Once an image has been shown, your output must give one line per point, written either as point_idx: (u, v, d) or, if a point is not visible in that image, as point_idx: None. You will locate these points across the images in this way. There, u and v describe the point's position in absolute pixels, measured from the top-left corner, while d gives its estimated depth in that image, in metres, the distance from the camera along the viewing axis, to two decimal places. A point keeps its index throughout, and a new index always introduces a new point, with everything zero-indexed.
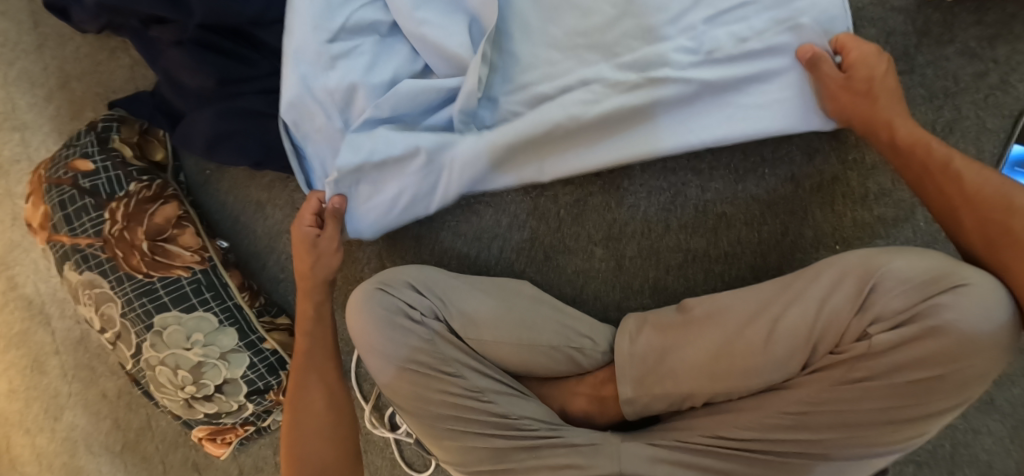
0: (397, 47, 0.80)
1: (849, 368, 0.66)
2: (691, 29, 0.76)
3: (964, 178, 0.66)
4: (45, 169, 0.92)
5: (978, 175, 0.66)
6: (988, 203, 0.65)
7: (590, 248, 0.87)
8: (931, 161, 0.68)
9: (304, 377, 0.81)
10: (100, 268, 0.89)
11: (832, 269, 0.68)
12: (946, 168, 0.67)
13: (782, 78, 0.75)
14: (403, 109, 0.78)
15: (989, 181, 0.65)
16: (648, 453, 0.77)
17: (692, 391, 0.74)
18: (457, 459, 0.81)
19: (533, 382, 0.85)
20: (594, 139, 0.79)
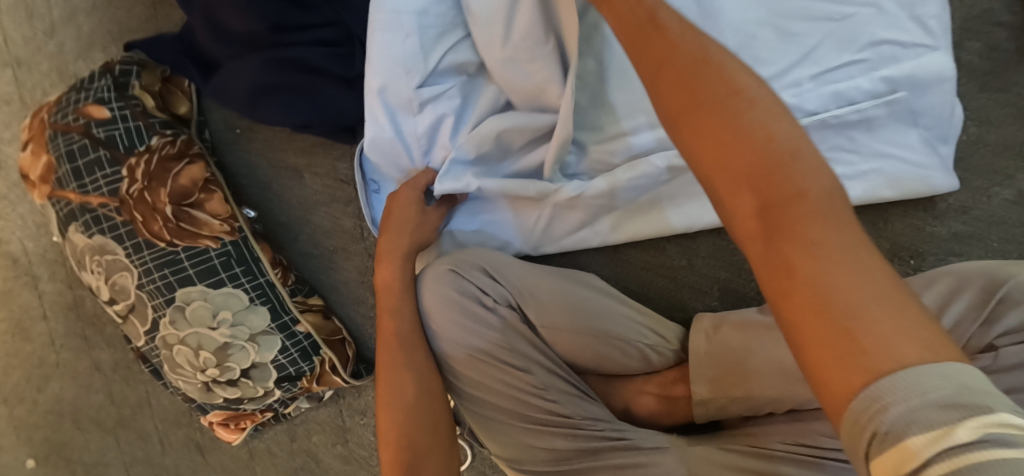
0: (484, 87, 0.76)
1: None
2: (796, 84, 0.77)
3: (667, 84, 0.41)
4: (49, 112, 0.80)
5: (665, 73, 0.41)
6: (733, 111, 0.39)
7: (661, 244, 0.84)
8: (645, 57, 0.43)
9: (393, 353, 0.73)
10: (115, 232, 0.79)
11: (949, 277, 0.63)
12: (669, 83, 0.41)
13: (875, 151, 0.78)
14: (487, 151, 0.75)
15: (682, 90, 0.40)
16: (719, 460, 0.74)
17: (776, 397, 0.74)
18: (512, 458, 0.77)
19: (594, 378, 0.83)
20: (683, 195, 0.78)
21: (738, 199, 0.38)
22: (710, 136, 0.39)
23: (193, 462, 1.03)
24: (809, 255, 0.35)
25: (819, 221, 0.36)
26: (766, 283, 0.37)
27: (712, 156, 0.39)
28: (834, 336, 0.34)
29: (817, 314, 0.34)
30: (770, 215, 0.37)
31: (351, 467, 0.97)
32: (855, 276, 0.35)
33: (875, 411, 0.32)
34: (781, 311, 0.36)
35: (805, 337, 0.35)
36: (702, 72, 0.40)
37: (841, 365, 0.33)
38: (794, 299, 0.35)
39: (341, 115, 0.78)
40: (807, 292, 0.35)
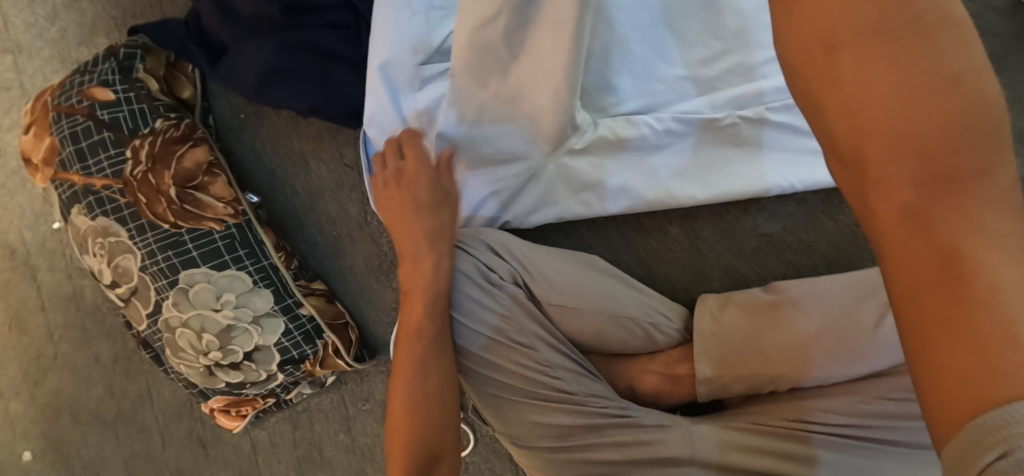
0: None
1: None
2: None
3: (839, 38, 0.43)
4: (52, 95, 0.80)
5: (839, 27, 0.43)
6: (927, 119, 0.41)
7: (665, 227, 0.84)
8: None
9: (418, 347, 0.71)
10: (118, 214, 0.79)
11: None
12: (844, 38, 0.43)
13: None
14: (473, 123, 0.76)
15: (847, 41, 0.43)
16: (722, 436, 0.75)
17: (781, 374, 0.74)
18: (516, 434, 0.78)
19: (598, 358, 0.83)
20: (679, 173, 0.80)
21: (898, 189, 0.41)
22: (885, 119, 0.42)
23: (193, 454, 1.01)
24: (974, 255, 0.38)
25: (994, 223, 0.39)
26: (908, 278, 0.40)
27: (884, 137, 0.42)
28: (965, 340, 0.38)
29: (960, 317, 0.38)
30: (933, 204, 0.40)
31: (355, 456, 0.96)
32: (1017, 281, 0.37)
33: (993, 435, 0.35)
34: (922, 304, 0.40)
35: (931, 336, 0.39)
36: (898, 36, 0.41)
37: (970, 375, 0.37)
38: (932, 293, 0.39)
39: (349, 100, 0.79)
40: (951, 292, 0.39)
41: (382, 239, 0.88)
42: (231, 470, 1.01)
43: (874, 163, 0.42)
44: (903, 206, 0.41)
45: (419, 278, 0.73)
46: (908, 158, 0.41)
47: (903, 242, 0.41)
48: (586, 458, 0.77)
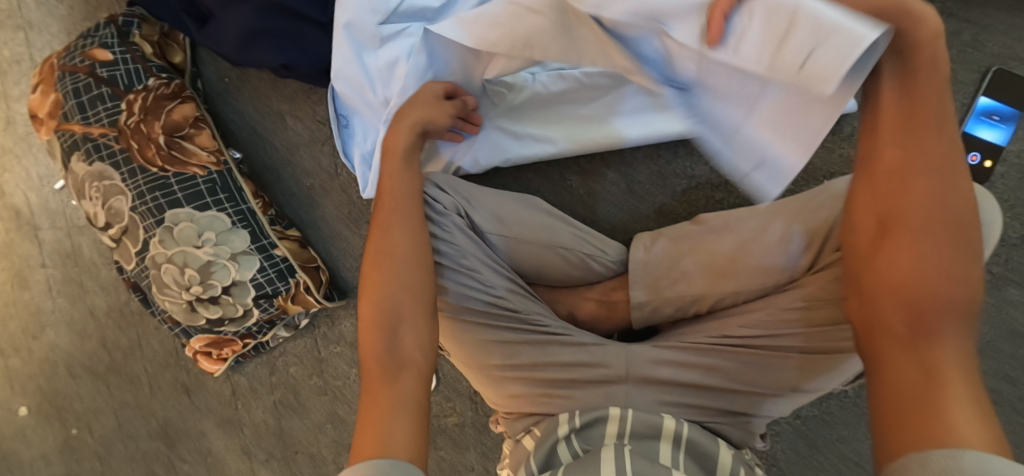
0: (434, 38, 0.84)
1: None
2: None
3: (903, 213, 0.56)
4: (59, 58, 0.92)
5: (894, 200, 0.57)
6: (921, 276, 0.54)
7: (602, 171, 0.93)
8: (879, 171, 0.58)
9: (389, 219, 0.75)
10: (113, 159, 0.90)
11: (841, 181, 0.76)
12: (902, 211, 0.56)
13: None
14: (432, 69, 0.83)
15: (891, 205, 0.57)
16: (653, 356, 0.82)
17: (703, 293, 0.82)
18: (463, 353, 0.85)
19: (542, 289, 0.91)
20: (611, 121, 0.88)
21: (891, 323, 0.55)
22: (909, 272, 0.54)
23: (179, 402, 1.09)
24: (941, 382, 0.50)
25: (956, 357, 0.51)
26: (891, 377, 0.53)
27: (898, 284, 0.55)
28: (923, 420, 0.48)
29: (921, 409, 0.49)
30: (919, 342, 0.53)
31: (327, 398, 1.04)
32: (958, 400, 0.48)
33: (935, 459, 0.45)
34: (894, 395, 0.52)
35: (894, 417, 0.51)
36: (949, 225, 0.54)
37: (928, 424, 0.47)
38: (906, 392, 0.51)
39: (318, 58, 0.88)
40: (921, 394, 0.50)
41: (351, 189, 0.96)
42: (214, 416, 1.08)
43: (881, 300, 0.56)
44: (897, 333, 0.54)
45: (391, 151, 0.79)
46: (903, 304, 0.54)
47: (898, 362, 0.53)
48: (533, 377, 0.83)
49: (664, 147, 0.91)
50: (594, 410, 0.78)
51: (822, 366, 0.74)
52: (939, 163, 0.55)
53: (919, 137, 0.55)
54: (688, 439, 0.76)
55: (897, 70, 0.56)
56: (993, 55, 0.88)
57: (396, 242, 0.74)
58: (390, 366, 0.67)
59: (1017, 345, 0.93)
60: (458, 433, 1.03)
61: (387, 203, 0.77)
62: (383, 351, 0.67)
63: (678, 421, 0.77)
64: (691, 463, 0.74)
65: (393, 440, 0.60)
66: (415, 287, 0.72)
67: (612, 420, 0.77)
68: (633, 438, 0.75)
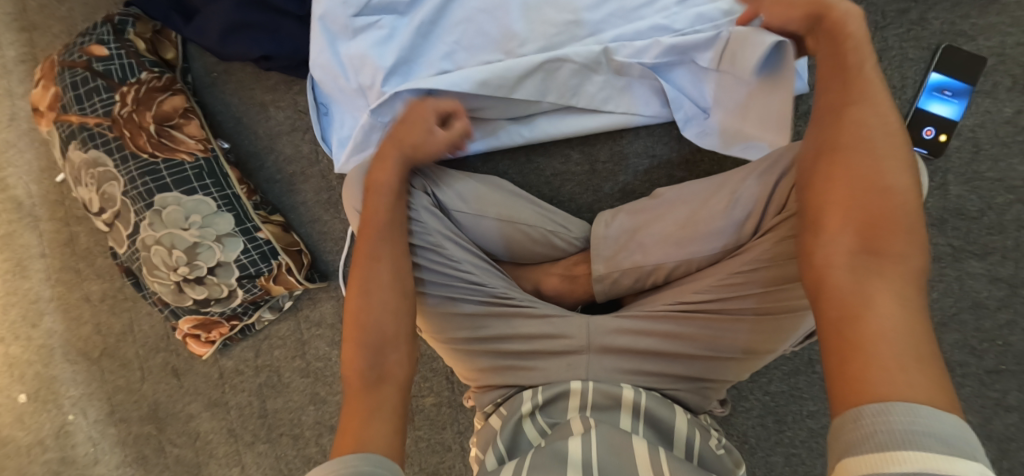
0: (403, 30, 0.90)
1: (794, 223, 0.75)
2: (665, 10, 0.87)
3: (845, 147, 0.62)
4: (59, 54, 0.98)
5: (841, 134, 0.63)
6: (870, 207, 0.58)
7: (567, 152, 0.97)
8: (827, 112, 0.66)
9: (375, 248, 0.79)
10: (107, 146, 0.95)
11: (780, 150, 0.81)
12: (851, 136, 0.63)
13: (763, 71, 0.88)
14: (403, 59, 0.89)
15: (843, 141, 0.63)
16: (613, 325, 0.84)
17: (658, 262, 0.85)
18: (431, 327, 0.88)
19: (509, 266, 0.95)
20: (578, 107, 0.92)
21: (840, 250, 0.58)
22: (851, 199, 0.60)
23: (170, 385, 1.13)
24: (882, 305, 0.53)
25: (897, 286, 0.54)
26: (834, 301, 0.56)
27: (844, 212, 0.60)
28: (863, 354, 0.51)
29: (860, 346, 0.51)
30: (864, 266, 0.56)
31: (309, 379, 1.07)
32: (896, 331, 0.51)
33: (866, 417, 0.47)
34: (838, 326, 0.54)
35: (838, 340, 0.53)
36: (892, 163, 0.60)
37: (858, 377, 0.50)
38: (854, 320, 0.53)
39: (297, 49, 0.94)
40: (864, 318, 0.53)
41: (330, 174, 1.01)
42: (202, 398, 1.12)
43: (829, 226, 0.60)
44: (840, 257, 0.58)
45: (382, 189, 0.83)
46: (850, 226, 0.58)
47: (846, 285, 0.56)
48: (499, 349, 0.86)
49: (626, 130, 0.96)
50: (558, 386, 0.81)
51: (767, 326, 0.77)
52: (881, 113, 0.63)
53: (859, 89, 0.65)
54: (646, 409, 0.78)
55: (837, 35, 0.68)
56: (940, 32, 0.92)
57: (379, 270, 0.78)
58: (372, 377, 0.71)
59: (979, 317, 0.95)
60: (435, 413, 1.05)
61: (368, 236, 0.81)
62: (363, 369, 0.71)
63: (636, 391, 0.79)
64: (652, 432, 0.77)
65: (373, 439, 0.64)
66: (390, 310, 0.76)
67: (574, 393, 0.80)
68: (591, 409, 0.79)
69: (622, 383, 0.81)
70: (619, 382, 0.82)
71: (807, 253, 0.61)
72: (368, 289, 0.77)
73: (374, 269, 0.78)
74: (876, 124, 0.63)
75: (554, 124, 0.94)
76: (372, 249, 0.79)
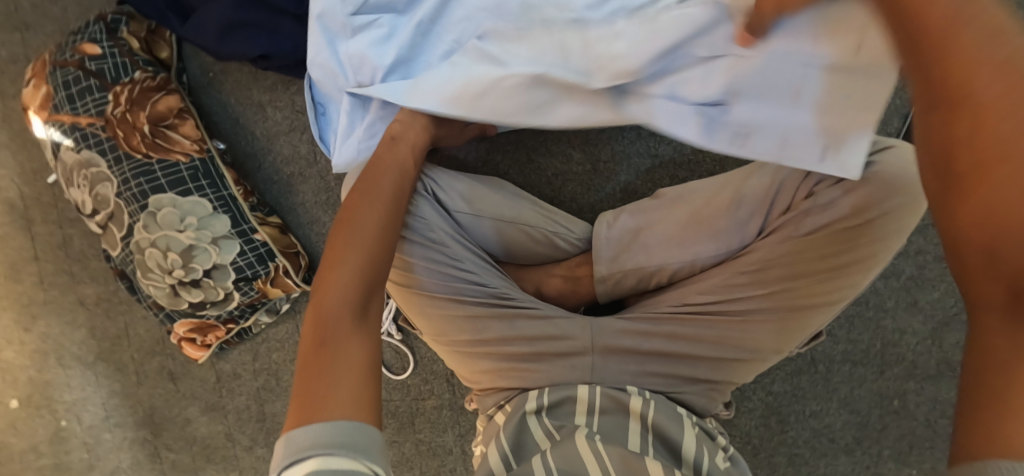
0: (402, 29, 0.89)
1: (797, 224, 0.77)
2: None
3: (991, 154, 0.43)
4: (50, 54, 0.96)
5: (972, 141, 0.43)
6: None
7: (568, 151, 0.96)
8: (939, 101, 0.44)
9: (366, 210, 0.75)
10: (100, 147, 0.94)
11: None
12: (986, 142, 0.43)
13: None
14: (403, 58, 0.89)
15: (981, 149, 0.43)
16: (618, 327, 0.84)
17: (662, 263, 0.84)
18: (433, 330, 0.87)
19: (511, 266, 0.94)
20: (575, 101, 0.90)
21: (990, 286, 0.43)
22: (1005, 224, 0.42)
23: (166, 389, 1.12)
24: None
25: None
26: (985, 353, 0.43)
27: (987, 238, 0.43)
28: (998, 404, 0.41)
29: (996, 401, 0.41)
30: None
31: None
32: None
33: (993, 470, 0.39)
34: (980, 376, 0.43)
35: (981, 397, 0.42)
36: None
37: (996, 426, 0.41)
38: (998, 370, 0.42)
39: (295, 48, 0.93)
40: (1006, 376, 0.42)
41: (329, 175, 1.00)
42: (199, 403, 1.11)
43: (977, 263, 0.44)
44: (998, 303, 0.43)
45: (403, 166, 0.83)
46: (1006, 261, 0.42)
47: (1000, 339, 0.43)
48: (501, 351, 0.85)
49: (627, 129, 0.95)
50: (563, 390, 0.81)
51: (776, 326, 0.78)
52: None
53: (986, 69, 0.43)
54: (653, 420, 0.77)
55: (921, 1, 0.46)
56: None
57: (364, 230, 0.73)
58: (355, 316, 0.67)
59: None
60: (436, 415, 1.04)
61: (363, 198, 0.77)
62: (342, 309, 0.67)
63: (644, 401, 0.78)
64: (660, 445, 0.76)
65: (343, 404, 0.59)
66: (376, 256, 0.72)
67: (581, 399, 0.80)
68: (600, 414, 0.78)
69: (628, 387, 0.81)
70: (624, 385, 0.81)
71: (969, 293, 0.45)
72: (351, 249, 0.71)
73: (359, 228, 0.73)
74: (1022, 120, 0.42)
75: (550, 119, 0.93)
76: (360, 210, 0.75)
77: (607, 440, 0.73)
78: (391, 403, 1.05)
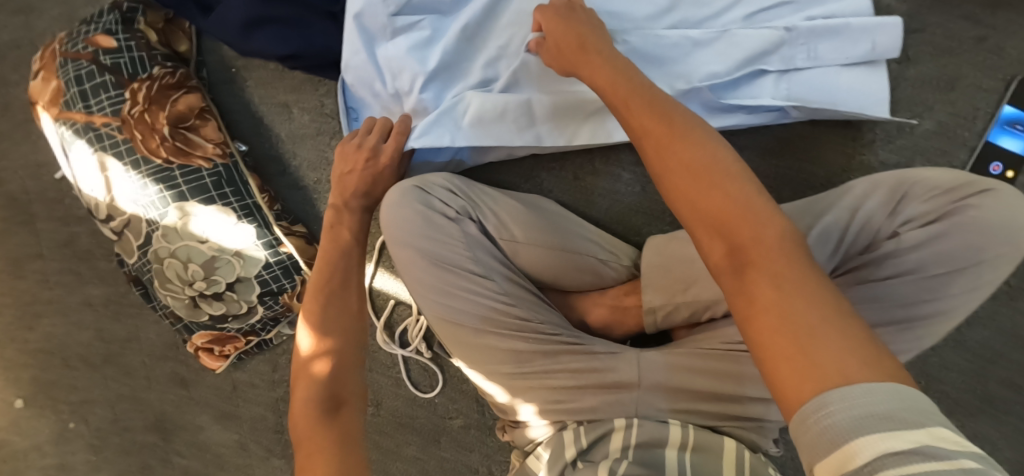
0: (446, 31, 0.84)
1: (876, 267, 0.67)
2: (735, 21, 0.86)
3: (672, 141, 0.59)
4: (60, 43, 0.89)
5: (668, 144, 0.59)
6: (726, 210, 0.54)
7: (617, 171, 0.91)
8: (643, 128, 0.62)
9: (338, 269, 0.81)
10: (116, 149, 0.87)
11: (863, 182, 0.70)
12: (673, 145, 0.59)
13: (825, 85, 0.86)
14: (446, 62, 0.84)
15: (670, 152, 0.58)
16: (665, 361, 0.80)
17: (717, 300, 0.79)
18: (468, 360, 0.84)
19: (555, 294, 0.90)
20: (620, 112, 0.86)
21: (716, 248, 0.54)
22: (713, 205, 0.55)
23: (177, 396, 1.07)
24: (762, 289, 0.50)
25: (787, 271, 0.50)
26: (740, 310, 0.51)
27: (706, 222, 0.55)
28: (793, 358, 0.47)
29: (793, 354, 0.47)
30: (745, 266, 0.52)
31: None
32: (812, 317, 0.48)
33: (809, 416, 0.44)
34: (754, 329, 0.50)
35: (765, 344, 0.49)
36: (709, 158, 0.57)
37: (800, 375, 0.46)
38: (766, 325, 0.49)
39: (326, 46, 0.85)
40: (784, 322, 0.48)
41: None
42: (212, 411, 1.06)
43: (705, 247, 0.55)
44: (729, 264, 0.53)
45: (353, 197, 0.85)
46: (716, 235, 0.54)
47: (736, 288, 0.52)
48: (545, 386, 0.82)
49: None
50: (600, 426, 0.78)
51: None
52: (682, 112, 0.62)
53: (654, 100, 0.63)
54: (693, 444, 0.76)
55: (583, 44, 0.72)
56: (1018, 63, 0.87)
57: (347, 294, 0.80)
58: (327, 409, 0.70)
59: None
60: (463, 435, 1.00)
61: (328, 251, 0.83)
62: (325, 381, 0.72)
63: (683, 429, 0.77)
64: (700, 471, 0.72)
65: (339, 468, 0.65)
66: (353, 319, 0.78)
67: (618, 431, 0.77)
68: (636, 450, 0.75)
69: (670, 419, 0.78)
70: (664, 417, 0.79)
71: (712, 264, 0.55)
72: (328, 314, 0.77)
73: (341, 289, 0.80)
74: (681, 127, 0.60)
75: (592, 130, 0.87)
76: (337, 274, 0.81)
77: (637, 466, 0.71)
78: (416, 420, 1.01)
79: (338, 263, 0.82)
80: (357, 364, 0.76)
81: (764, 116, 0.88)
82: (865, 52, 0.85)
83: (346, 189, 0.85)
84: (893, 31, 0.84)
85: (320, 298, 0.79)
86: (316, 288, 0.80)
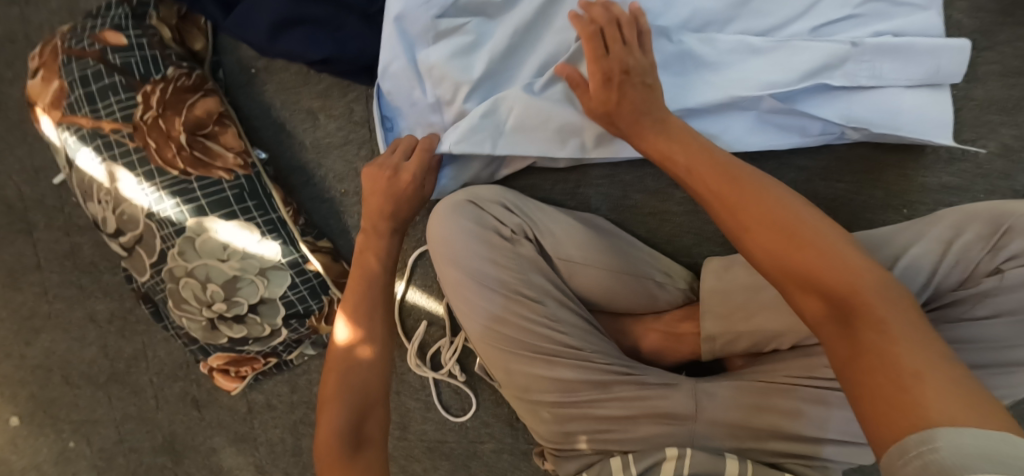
0: (493, 36, 0.77)
1: (973, 305, 0.66)
2: (798, 34, 0.79)
3: (751, 193, 0.57)
4: (62, 40, 0.81)
5: (745, 196, 0.57)
6: (821, 264, 0.52)
7: (669, 189, 0.85)
8: (712, 178, 0.59)
9: (372, 291, 0.75)
10: (127, 159, 0.79)
11: (956, 213, 0.68)
12: (752, 197, 0.56)
13: (890, 104, 0.80)
14: (492, 69, 0.77)
15: (750, 203, 0.56)
16: (727, 394, 0.75)
17: (783, 330, 0.74)
18: (514, 387, 0.78)
19: (604, 317, 0.85)
20: None
21: (811, 302, 0.52)
22: (806, 257, 0.53)
23: (188, 417, 1.00)
24: (871, 338, 0.49)
25: (897, 318, 0.49)
26: (846, 359, 0.50)
27: (798, 278, 0.53)
28: (894, 398, 0.45)
29: (896, 391, 0.46)
30: (848, 316, 0.50)
31: None
32: (917, 354, 0.47)
33: (911, 448, 0.43)
34: (858, 374, 0.48)
35: (868, 383, 0.48)
36: (795, 210, 0.55)
37: (903, 409, 0.45)
38: (872, 368, 0.48)
39: (360, 51, 0.78)
40: (887, 363, 0.47)
41: None
42: (226, 432, 1.00)
43: (804, 305, 0.53)
44: (830, 317, 0.51)
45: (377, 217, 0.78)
46: (813, 290, 0.52)
47: (841, 341, 0.50)
48: (590, 416, 0.77)
49: None
50: (649, 455, 0.72)
51: None
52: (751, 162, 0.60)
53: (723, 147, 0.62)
54: None
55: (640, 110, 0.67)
56: None
57: (374, 324, 0.73)
58: (353, 447, 0.67)
59: None
60: (495, 460, 0.95)
61: (360, 274, 0.77)
62: (346, 420, 0.67)
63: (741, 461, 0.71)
64: None
65: None
66: (381, 351, 0.73)
67: (670, 461, 0.71)
68: None
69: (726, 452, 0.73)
70: (723, 451, 0.74)
71: (812, 320, 0.53)
72: (357, 346, 0.72)
73: (370, 315, 0.74)
74: (758, 178, 0.58)
75: None
76: (369, 297, 0.75)
77: None
78: (445, 445, 0.96)
79: (371, 284, 0.76)
80: (382, 399, 0.71)
81: (822, 133, 0.82)
82: (927, 74, 0.79)
83: (372, 207, 0.78)
84: (959, 55, 0.78)
85: (349, 324, 0.73)
86: (348, 312, 0.74)
